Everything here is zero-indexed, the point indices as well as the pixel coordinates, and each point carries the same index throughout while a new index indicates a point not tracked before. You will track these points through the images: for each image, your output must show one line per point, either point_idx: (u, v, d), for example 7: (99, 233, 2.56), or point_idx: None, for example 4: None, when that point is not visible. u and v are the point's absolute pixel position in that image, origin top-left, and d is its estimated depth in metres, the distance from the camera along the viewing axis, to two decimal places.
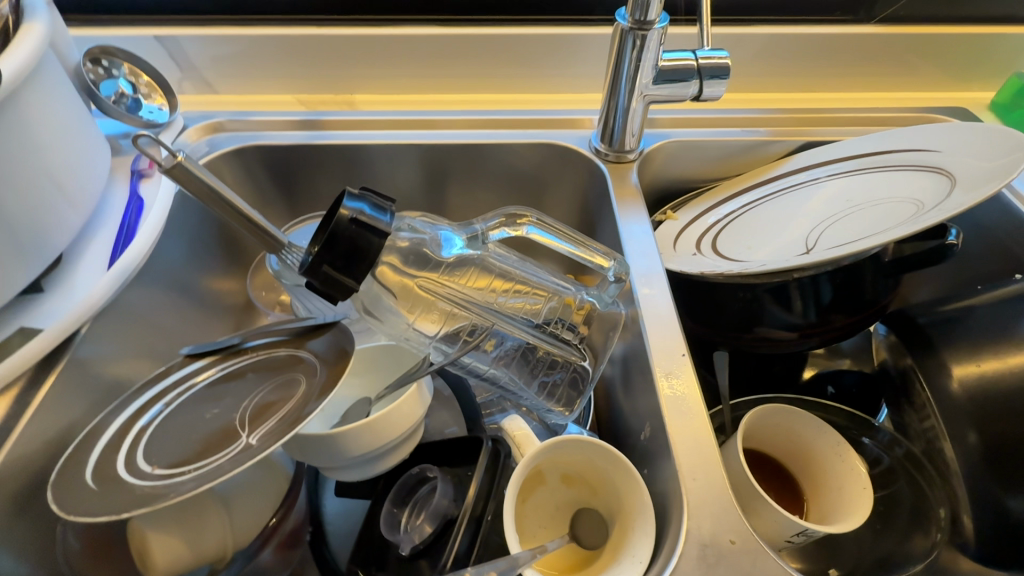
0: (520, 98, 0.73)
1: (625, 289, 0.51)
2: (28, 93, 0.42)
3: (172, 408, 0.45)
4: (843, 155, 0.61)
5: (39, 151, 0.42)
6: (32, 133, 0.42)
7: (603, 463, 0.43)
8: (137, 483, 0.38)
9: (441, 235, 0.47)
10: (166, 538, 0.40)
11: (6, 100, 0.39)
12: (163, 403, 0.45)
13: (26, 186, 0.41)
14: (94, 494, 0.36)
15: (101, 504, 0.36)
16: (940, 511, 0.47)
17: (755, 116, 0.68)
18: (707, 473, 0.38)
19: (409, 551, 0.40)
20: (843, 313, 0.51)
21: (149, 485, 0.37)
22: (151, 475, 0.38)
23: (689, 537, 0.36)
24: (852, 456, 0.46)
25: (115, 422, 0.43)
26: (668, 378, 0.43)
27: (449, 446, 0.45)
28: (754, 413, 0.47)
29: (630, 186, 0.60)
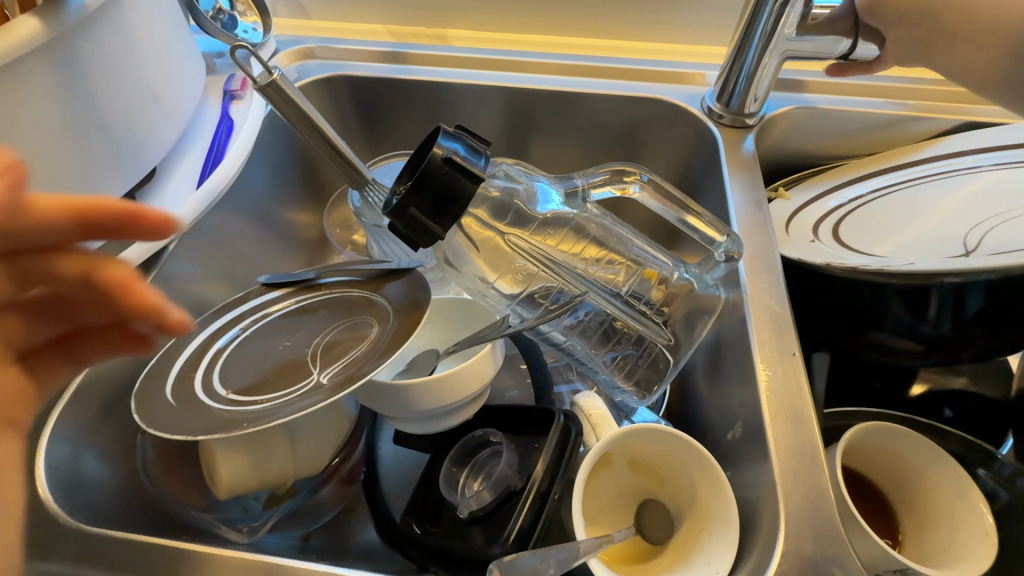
0: (625, 46, 0.66)
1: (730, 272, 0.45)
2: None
3: (247, 334, 0.45)
4: (1012, 142, 0.51)
5: (138, 60, 0.41)
6: (133, 39, 0.41)
7: (683, 459, 0.39)
8: (212, 405, 0.38)
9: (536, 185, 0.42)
10: (232, 458, 0.40)
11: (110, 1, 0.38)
12: (238, 328, 0.45)
13: (127, 95, 0.41)
14: (172, 410, 0.37)
15: (178, 422, 0.36)
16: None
17: (903, 87, 0.58)
18: (810, 491, 0.33)
19: (467, 515, 0.38)
20: (987, 329, 0.44)
21: (224, 410, 0.37)
22: (224, 399, 0.39)
23: (783, 557, 0.31)
24: (975, 494, 0.39)
25: (194, 340, 0.44)
26: (772, 378, 0.38)
27: (515, 413, 0.42)
28: (859, 427, 0.41)
29: (744, 155, 0.53)
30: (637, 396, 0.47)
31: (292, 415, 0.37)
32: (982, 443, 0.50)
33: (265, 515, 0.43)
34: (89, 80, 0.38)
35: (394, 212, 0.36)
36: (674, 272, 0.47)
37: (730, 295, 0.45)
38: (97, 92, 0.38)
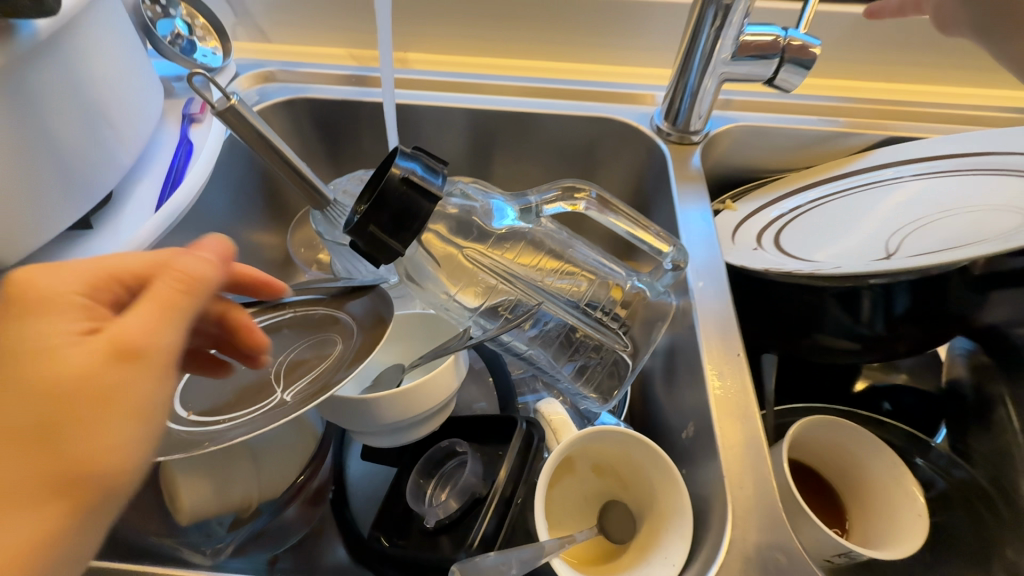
0: (579, 68, 0.69)
1: (679, 280, 0.48)
2: (84, 25, 0.41)
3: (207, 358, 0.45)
4: (937, 154, 0.54)
5: (92, 86, 0.42)
6: (86, 67, 0.41)
7: (640, 460, 0.40)
8: (172, 428, 0.38)
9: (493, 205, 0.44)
10: (197, 483, 0.40)
11: (62, 29, 0.38)
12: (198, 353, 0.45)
13: (79, 120, 0.41)
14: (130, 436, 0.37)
15: None
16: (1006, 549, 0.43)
17: (833, 105, 0.63)
18: (755, 483, 0.35)
19: (433, 524, 0.39)
20: (915, 325, 0.47)
21: (184, 431, 0.37)
22: (185, 421, 0.39)
23: (731, 545, 0.33)
24: (910, 480, 0.42)
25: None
26: (720, 378, 0.40)
27: (480, 422, 0.44)
28: (802, 423, 0.44)
29: (691, 170, 0.56)
30: (599, 402, 0.49)
31: (254, 433, 0.37)
32: (919, 433, 0.53)
33: (229, 536, 0.43)
34: (43, 108, 0.38)
35: (355, 233, 0.37)
36: (629, 282, 0.50)
37: (681, 301, 0.48)
38: (50, 119, 0.38)
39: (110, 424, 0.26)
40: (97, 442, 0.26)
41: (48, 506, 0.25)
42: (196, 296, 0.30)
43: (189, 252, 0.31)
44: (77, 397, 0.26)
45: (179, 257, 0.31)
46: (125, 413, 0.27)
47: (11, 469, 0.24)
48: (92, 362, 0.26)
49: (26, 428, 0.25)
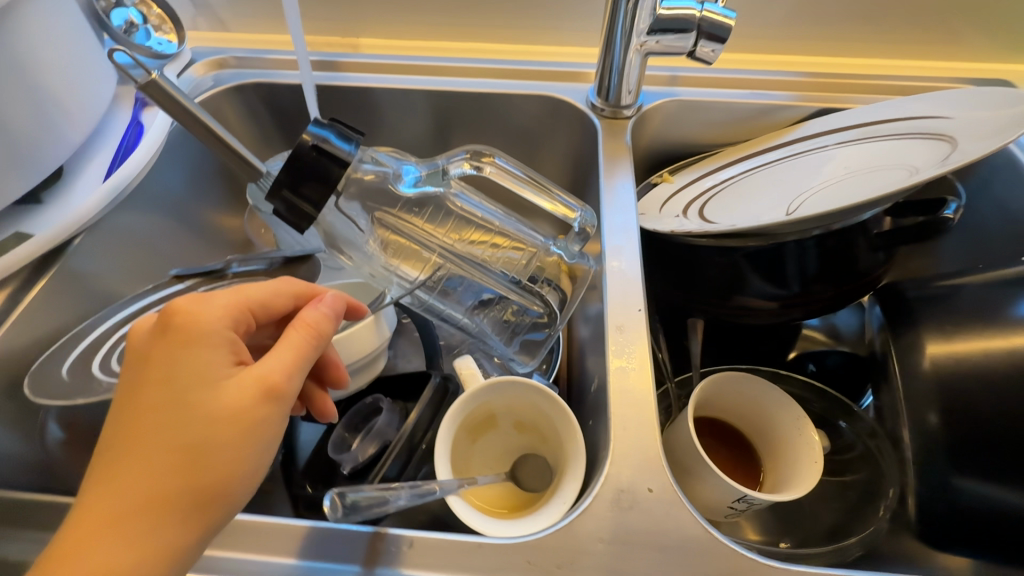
0: (528, 50, 0.71)
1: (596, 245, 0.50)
2: (25, 9, 0.44)
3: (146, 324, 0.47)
4: (852, 124, 0.55)
5: (34, 66, 0.45)
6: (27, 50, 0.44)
7: (546, 408, 0.43)
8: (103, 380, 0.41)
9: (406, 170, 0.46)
10: None
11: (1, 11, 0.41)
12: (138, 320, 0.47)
13: (21, 98, 0.44)
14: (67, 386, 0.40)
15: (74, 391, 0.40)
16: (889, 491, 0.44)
17: (769, 79, 0.64)
18: (638, 424, 0.37)
19: (350, 469, 0.41)
20: (828, 283, 0.49)
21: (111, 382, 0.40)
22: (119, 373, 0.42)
23: (605, 480, 0.34)
24: (811, 429, 0.44)
25: (97, 327, 0.46)
26: (618, 331, 0.42)
27: (404, 380, 0.47)
28: (704, 381, 0.46)
29: (621, 143, 0.58)
30: (519, 361, 0.51)
31: None
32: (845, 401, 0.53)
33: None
34: None
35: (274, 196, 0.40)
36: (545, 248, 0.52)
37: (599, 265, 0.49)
38: None
39: (248, 457, 0.30)
40: (236, 469, 0.30)
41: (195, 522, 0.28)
42: (321, 349, 0.35)
43: (316, 303, 0.35)
44: (229, 428, 0.30)
45: (311, 308, 0.35)
46: (257, 448, 0.31)
47: (168, 484, 0.28)
48: (241, 397, 0.31)
49: (186, 446, 0.29)
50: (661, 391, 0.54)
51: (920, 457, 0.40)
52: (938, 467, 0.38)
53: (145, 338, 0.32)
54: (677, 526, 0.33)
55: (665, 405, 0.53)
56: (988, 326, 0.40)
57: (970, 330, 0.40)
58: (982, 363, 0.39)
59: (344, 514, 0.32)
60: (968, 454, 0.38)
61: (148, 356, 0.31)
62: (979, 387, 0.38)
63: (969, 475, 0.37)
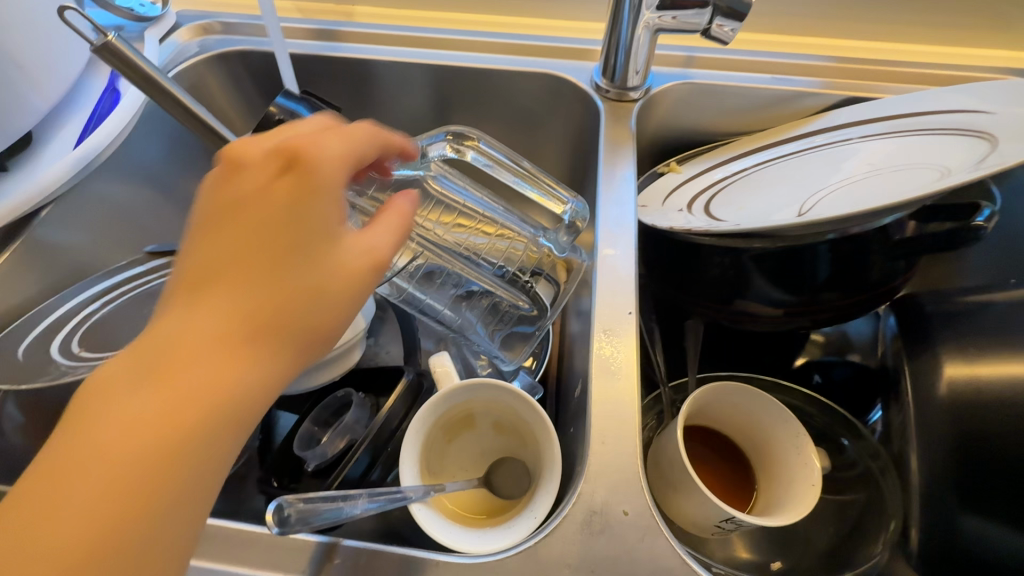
0: (534, 24, 0.67)
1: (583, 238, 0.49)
2: None
3: (115, 306, 0.45)
4: (879, 115, 0.51)
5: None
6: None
7: (525, 414, 0.40)
8: (57, 363, 0.39)
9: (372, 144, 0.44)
10: None
11: None
12: (99, 304, 0.45)
13: None
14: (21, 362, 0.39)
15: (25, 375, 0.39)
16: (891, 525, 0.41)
17: (791, 64, 0.59)
18: (618, 439, 0.34)
19: (315, 466, 0.39)
20: (839, 292, 0.45)
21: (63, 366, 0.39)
22: (74, 356, 0.40)
23: (577, 499, 0.32)
24: (810, 449, 0.41)
25: (61, 307, 0.45)
26: (605, 335, 0.38)
27: (378, 375, 0.44)
28: (701, 389, 0.43)
29: (625, 129, 0.54)
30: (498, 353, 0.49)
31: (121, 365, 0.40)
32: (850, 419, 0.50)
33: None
34: None
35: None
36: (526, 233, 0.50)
37: (592, 260, 0.47)
38: None
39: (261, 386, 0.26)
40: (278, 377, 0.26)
41: (210, 442, 0.24)
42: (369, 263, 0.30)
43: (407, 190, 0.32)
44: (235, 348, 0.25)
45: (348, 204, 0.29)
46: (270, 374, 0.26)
47: (214, 379, 0.24)
48: (332, 277, 0.28)
49: (247, 309, 0.26)
50: (653, 395, 0.51)
51: (929, 488, 0.37)
52: (947, 503, 0.36)
53: (237, 184, 0.29)
54: (650, 556, 0.30)
55: (656, 410, 0.50)
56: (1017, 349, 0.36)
57: (994, 354, 0.37)
58: (998, 392, 0.36)
59: (298, 516, 0.28)
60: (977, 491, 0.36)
61: (240, 203, 0.28)
62: (994, 419, 0.36)
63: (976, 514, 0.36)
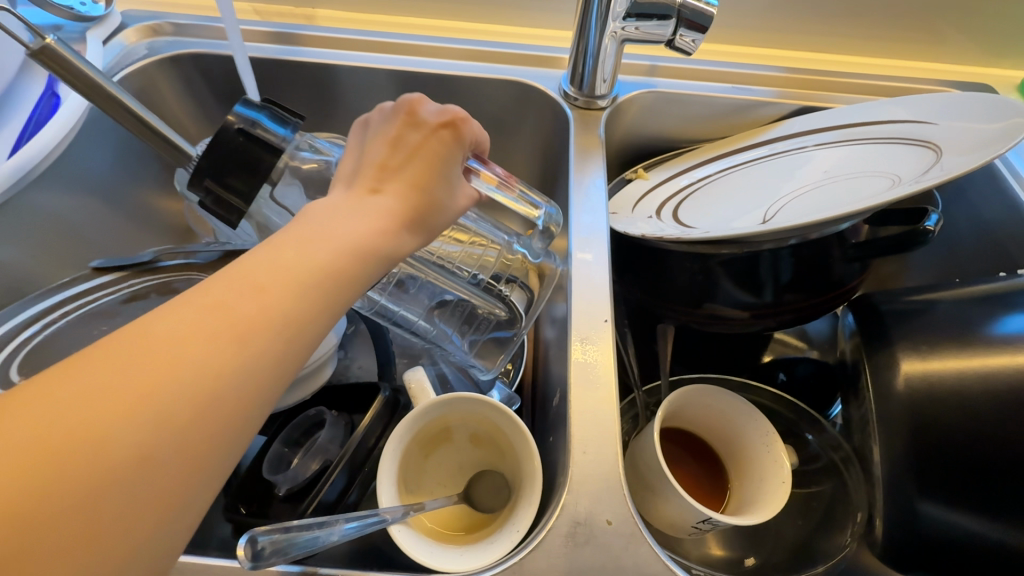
0: (500, 31, 0.67)
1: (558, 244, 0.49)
2: None
3: (58, 327, 0.42)
4: (833, 124, 0.53)
5: None
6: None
7: (503, 426, 0.39)
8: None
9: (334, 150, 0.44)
10: None
11: None
12: (39, 327, 0.42)
13: None
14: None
15: None
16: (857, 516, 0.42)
17: (749, 74, 0.62)
18: (599, 448, 0.34)
19: (286, 491, 0.38)
20: (802, 294, 0.47)
21: None
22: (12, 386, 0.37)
23: (561, 511, 0.32)
24: (780, 447, 0.42)
25: None
26: (583, 343, 0.39)
27: (352, 391, 0.43)
28: (675, 393, 0.44)
29: (594, 137, 0.55)
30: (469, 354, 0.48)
31: None
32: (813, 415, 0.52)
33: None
34: None
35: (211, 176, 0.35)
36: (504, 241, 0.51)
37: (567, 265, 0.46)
38: None
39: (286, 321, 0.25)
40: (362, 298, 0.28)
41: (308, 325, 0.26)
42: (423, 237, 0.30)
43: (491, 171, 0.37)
44: (276, 278, 0.25)
45: (434, 175, 0.31)
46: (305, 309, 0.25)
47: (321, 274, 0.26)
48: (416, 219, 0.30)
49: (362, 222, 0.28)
50: (627, 399, 0.51)
51: (891, 477, 0.38)
52: (907, 490, 0.37)
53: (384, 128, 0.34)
54: (635, 564, 0.30)
55: (632, 414, 0.50)
56: (965, 345, 0.39)
57: (945, 350, 0.39)
58: (952, 383, 0.38)
59: (271, 550, 0.27)
60: (935, 478, 0.37)
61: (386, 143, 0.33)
62: (949, 409, 0.37)
63: (934, 499, 0.36)
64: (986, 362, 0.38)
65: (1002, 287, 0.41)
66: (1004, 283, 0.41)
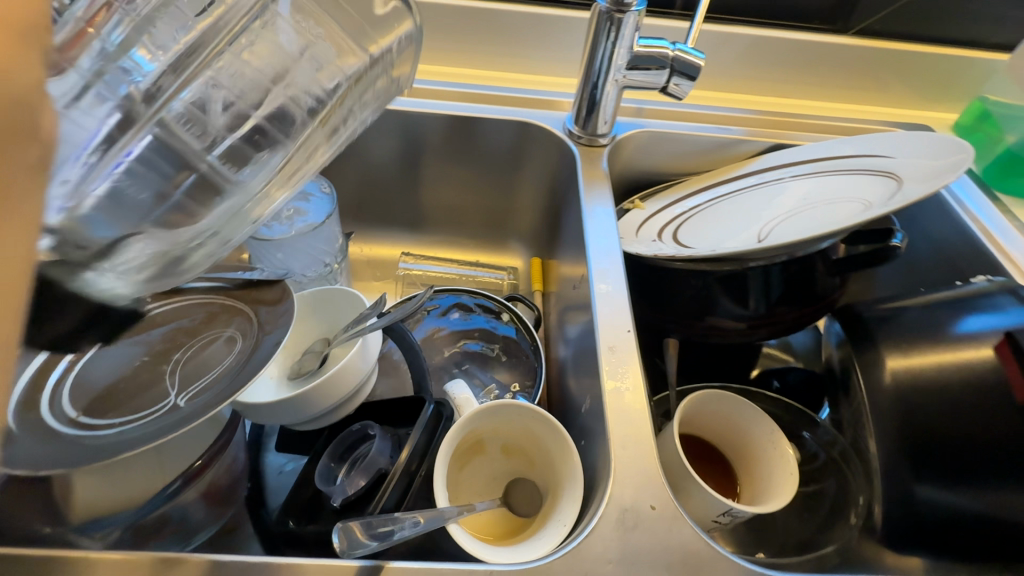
0: (502, 78, 0.74)
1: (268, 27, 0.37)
2: None
3: (84, 362, 0.44)
4: (804, 158, 0.61)
5: None
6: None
7: (537, 430, 0.43)
8: (59, 430, 0.38)
9: (143, 65, 0.31)
10: (91, 485, 0.43)
11: None
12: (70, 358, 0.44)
13: None
14: (24, 444, 0.36)
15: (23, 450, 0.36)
16: (858, 499, 0.46)
17: (726, 116, 0.70)
18: (635, 443, 0.37)
19: (342, 501, 0.39)
20: (791, 307, 0.53)
21: (71, 434, 0.38)
22: (72, 423, 0.39)
23: (610, 500, 0.35)
24: (783, 443, 0.47)
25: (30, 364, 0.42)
26: (611, 352, 0.43)
27: (395, 406, 0.45)
28: (689, 398, 0.48)
29: (598, 170, 0.61)
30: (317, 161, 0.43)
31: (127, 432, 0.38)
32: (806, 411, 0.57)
33: (116, 521, 0.41)
34: None
35: (49, 251, 0.25)
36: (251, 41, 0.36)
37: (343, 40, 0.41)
38: None
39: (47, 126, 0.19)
40: None
41: None
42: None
43: None
44: None
45: None
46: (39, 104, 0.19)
47: None
48: None
49: None
50: None
51: (886, 462, 0.43)
52: (904, 476, 0.42)
53: None
54: (681, 544, 0.33)
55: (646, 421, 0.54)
56: (938, 344, 0.45)
57: (921, 347, 0.45)
58: (930, 378, 0.43)
59: (364, 550, 0.31)
60: (925, 462, 0.42)
61: None
62: (930, 400, 0.43)
63: (927, 482, 0.41)
64: (955, 358, 0.43)
65: (960, 295, 0.48)
66: (962, 292, 0.48)
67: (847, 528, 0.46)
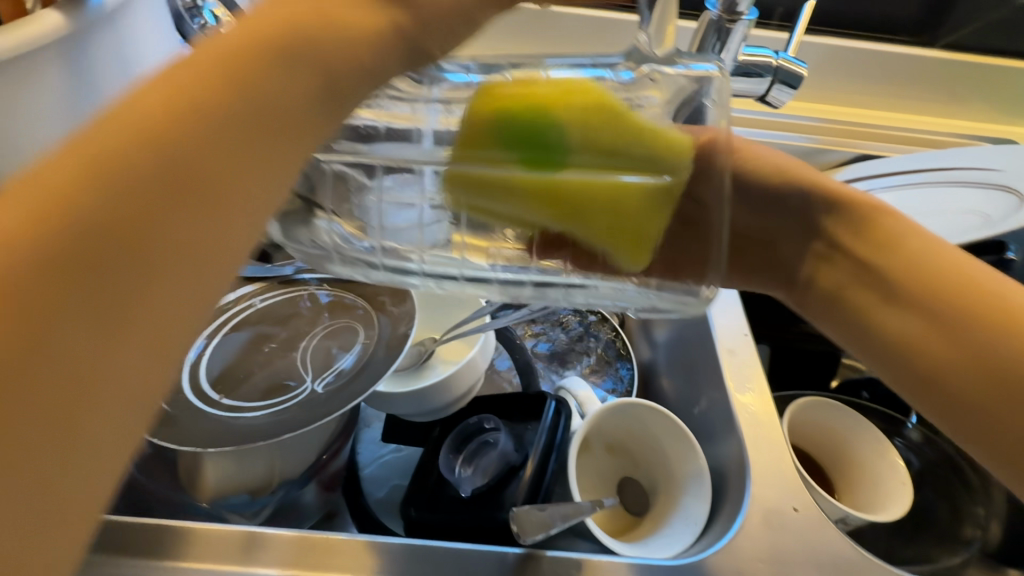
0: None
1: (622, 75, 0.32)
2: (134, 18, 0.47)
3: (214, 346, 0.45)
4: (893, 170, 0.60)
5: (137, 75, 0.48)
6: (90, 55, 0.43)
7: (654, 431, 0.43)
8: (208, 411, 0.40)
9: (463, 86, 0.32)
10: (219, 462, 0.43)
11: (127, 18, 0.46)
12: (203, 341, 0.45)
13: None
14: (188, 424, 0.39)
15: (183, 433, 0.38)
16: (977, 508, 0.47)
17: (807, 124, 0.68)
18: (769, 445, 0.39)
19: (469, 492, 0.41)
20: None
21: (219, 415, 0.40)
22: (219, 404, 0.41)
23: (753, 500, 0.37)
24: (895, 455, 0.47)
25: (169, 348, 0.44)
26: (731, 355, 0.44)
27: (510, 400, 0.45)
28: (796, 407, 0.48)
29: None
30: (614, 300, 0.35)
31: (274, 416, 0.40)
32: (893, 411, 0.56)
33: (260, 502, 0.43)
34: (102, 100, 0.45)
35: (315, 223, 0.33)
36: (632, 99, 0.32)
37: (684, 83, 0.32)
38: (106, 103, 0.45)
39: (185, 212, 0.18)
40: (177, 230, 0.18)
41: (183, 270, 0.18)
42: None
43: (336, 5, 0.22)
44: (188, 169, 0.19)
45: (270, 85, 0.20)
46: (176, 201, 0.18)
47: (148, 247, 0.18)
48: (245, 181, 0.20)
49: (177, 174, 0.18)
50: None
51: None
52: None
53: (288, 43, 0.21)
54: (826, 546, 0.35)
55: None
56: None
57: None
58: None
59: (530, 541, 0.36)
60: None
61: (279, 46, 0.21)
62: None
63: None
64: None
65: None
66: None
67: (946, 546, 0.46)
